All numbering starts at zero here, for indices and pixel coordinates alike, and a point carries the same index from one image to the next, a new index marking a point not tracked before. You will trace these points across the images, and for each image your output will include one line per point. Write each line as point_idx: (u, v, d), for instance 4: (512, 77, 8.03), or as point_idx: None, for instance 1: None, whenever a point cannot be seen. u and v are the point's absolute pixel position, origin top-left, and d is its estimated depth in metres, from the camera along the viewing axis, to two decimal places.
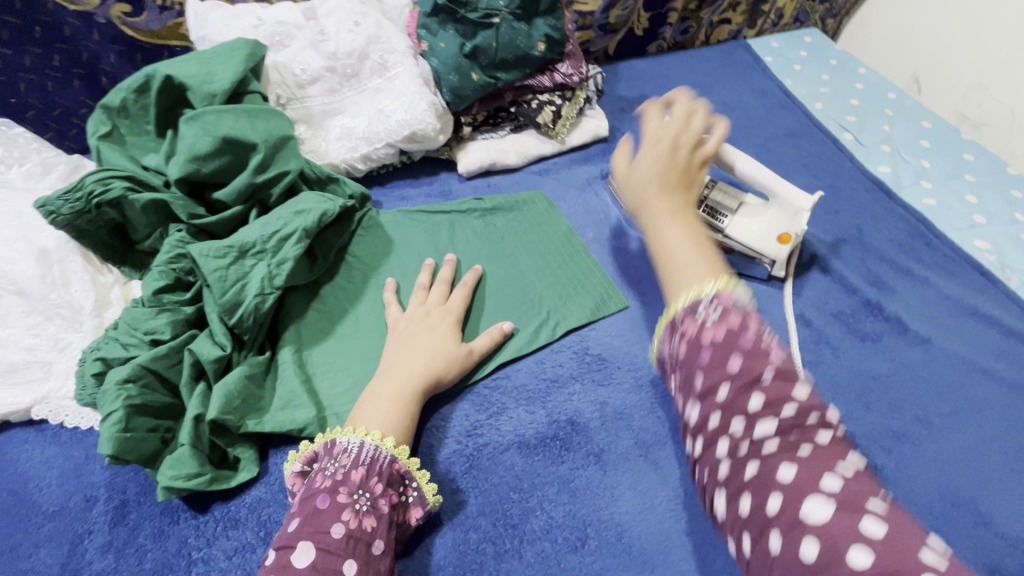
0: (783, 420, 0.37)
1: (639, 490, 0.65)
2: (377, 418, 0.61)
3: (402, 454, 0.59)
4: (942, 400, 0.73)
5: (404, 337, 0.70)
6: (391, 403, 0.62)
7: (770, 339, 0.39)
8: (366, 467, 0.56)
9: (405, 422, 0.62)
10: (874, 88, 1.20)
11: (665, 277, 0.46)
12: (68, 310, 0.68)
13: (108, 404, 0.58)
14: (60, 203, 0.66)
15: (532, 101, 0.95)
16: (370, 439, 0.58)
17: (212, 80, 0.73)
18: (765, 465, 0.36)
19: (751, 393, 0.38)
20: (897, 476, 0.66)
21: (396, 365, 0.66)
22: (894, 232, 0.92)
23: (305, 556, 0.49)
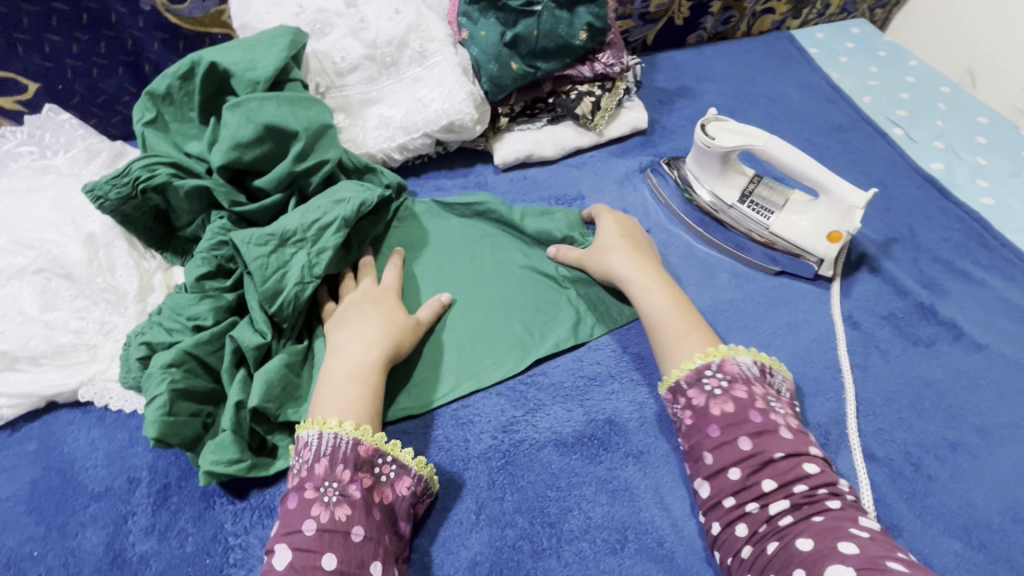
0: (791, 497, 0.54)
1: (680, 493, 0.64)
2: (336, 404, 0.60)
3: (367, 434, 0.58)
4: (1001, 409, 0.69)
5: (350, 315, 0.69)
6: (349, 384, 0.62)
7: (773, 425, 0.58)
8: (328, 457, 0.56)
9: (369, 399, 0.62)
10: (926, 81, 1.15)
11: (672, 338, 0.67)
12: (113, 295, 0.69)
13: (153, 387, 0.60)
14: (109, 188, 0.67)
15: (570, 91, 0.93)
16: (329, 429, 0.57)
17: (255, 67, 0.72)
18: (784, 540, 0.52)
19: (762, 477, 0.56)
20: (952, 488, 0.63)
21: (341, 347, 0.65)
22: (949, 231, 0.88)
23: (283, 558, 0.52)
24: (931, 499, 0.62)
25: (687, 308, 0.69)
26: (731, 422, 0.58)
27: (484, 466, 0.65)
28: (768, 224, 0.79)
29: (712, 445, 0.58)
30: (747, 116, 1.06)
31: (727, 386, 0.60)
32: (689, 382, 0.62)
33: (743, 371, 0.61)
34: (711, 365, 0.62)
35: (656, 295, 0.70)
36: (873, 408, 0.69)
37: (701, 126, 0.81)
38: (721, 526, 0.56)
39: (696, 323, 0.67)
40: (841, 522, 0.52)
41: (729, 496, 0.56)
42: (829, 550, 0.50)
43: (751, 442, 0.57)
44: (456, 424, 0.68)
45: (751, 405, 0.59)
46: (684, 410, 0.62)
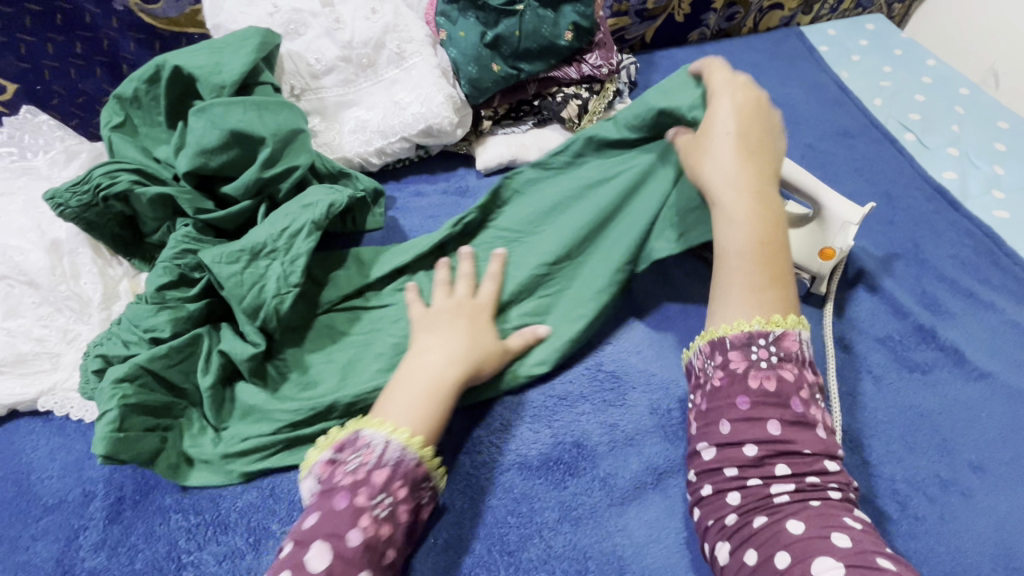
0: (799, 483, 0.50)
1: (646, 521, 0.61)
2: (406, 414, 0.56)
3: (429, 457, 0.55)
4: (1001, 444, 0.64)
5: (435, 323, 0.65)
6: (426, 399, 0.58)
7: (811, 418, 0.52)
8: (391, 468, 0.53)
9: (438, 420, 0.58)
10: (943, 82, 1.08)
11: (739, 287, 0.58)
12: (77, 302, 0.68)
13: (103, 403, 0.59)
14: (68, 195, 0.66)
15: (556, 94, 0.89)
16: (398, 438, 0.54)
17: (221, 71, 0.70)
18: (775, 520, 0.49)
19: (778, 461, 0.51)
20: (942, 530, 0.58)
21: (421, 356, 0.61)
22: (957, 247, 0.82)
23: (320, 560, 0.48)
24: (917, 542, 0.58)
25: (773, 256, 0.58)
26: (768, 401, 0.52)
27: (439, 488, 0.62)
28: None
29: (735, 417, 0.53)
30: None
31: (777, 363, 0.54)
32: (734, 343, 0.55)
33: (800, 354, 0.55)
34: (768, 335, 0.55)
35: (739, 229, 0.59)
36: (862, 439, 0.64)
37: None
38: (711, 489, 0.53)
39: (775, 281, 0.57)
40: (837, 512, 0.49)
41: (734, 466, 0.52)
42: (820, 538, 0.46)
43: (782, 428, 0.52)
44: None
45: (795, 391, 0.53)
46: (717, 369, 0.56)
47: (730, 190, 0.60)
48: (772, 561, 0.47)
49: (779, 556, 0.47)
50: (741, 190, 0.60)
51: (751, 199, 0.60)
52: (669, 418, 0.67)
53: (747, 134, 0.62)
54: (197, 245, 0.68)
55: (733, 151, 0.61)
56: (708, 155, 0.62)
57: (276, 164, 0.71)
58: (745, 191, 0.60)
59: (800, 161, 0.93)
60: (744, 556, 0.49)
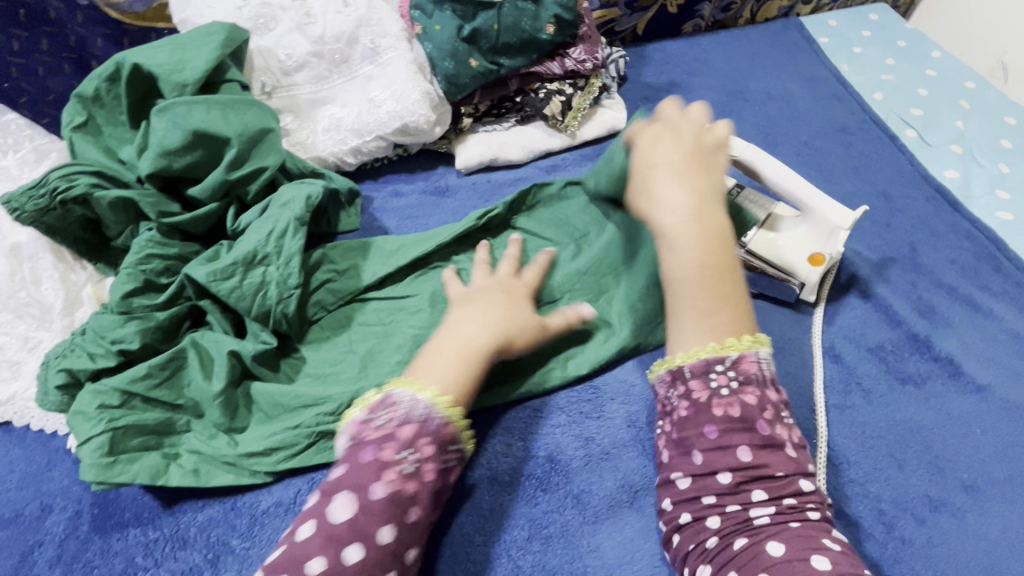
0: (777, 504, 0.50)
1: (619, 540, 0.58)
2: (437, 375, 0.55)
3: (456, 416, 0.53)
4: (995, 462, 0.61)
5: (474, 296, 0.64)
6: (459, 361, 0.56)
7: (781, 437, 0.52)
8: (416, 425, 0.51)
9: (471, 384, 0.55)
10: (948, 75, 1.03)
11: (686, 314, 0.56)
12: (38, 309, 0.66)
13: (89, 429, 0.57)
14: (24, 200, 0.64)
15: (539, 90, 0.86)
16: (425, 397, 0.52)
17: (183, 68, 0.68)
18: (758, 545, 0.47)
19: (755, 486, 0.50)
20: (930, 554, 0.56)
21: (461, 320, 0.60)
22: (956, 252, 0.79)
23: (343, 512, 0.47)
24: (903, 568, 0.55)
25: (717, 277, 0.56)
26: (735, 426, 0.52)
27: None
28: (744, 243, 0.70)
29: (706, 446, 0.52)
30: (740, 114, 0.97)
31: (737, 388, 0.53)
32: (693, 371, 0.55)
33: (759, 374, 0.54)
34: (724, 361, 0.54)
35: (679, 255, 0.57)
36: (847, 456, 0.61)
37: None
38: (690, 517, 0.51)
39: (721, 304, 0.56)
40: (816, 534, 0.48)
41: (712, 493, 0.51)
42: (802, 562, 0.45)
43: (752, 453, 0.51)
44: None
45: (759, 413, 0.52)
46: (681, 398, 0.55)
47: (666, 215, 0.58)
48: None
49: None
50: (679, 213, 0.58)
51: (692, 220, 0.57)
52: (648, 432, 0.65)
53: (680, 156, 0.60)
54: (162, 249, 0.66)
55: (664, 177, 0.59)
56: (643, 183, 0.60)
57: (246, 165, 0.69)
58: (683, 214, 0.57)
59: (794, 159, 0.89)
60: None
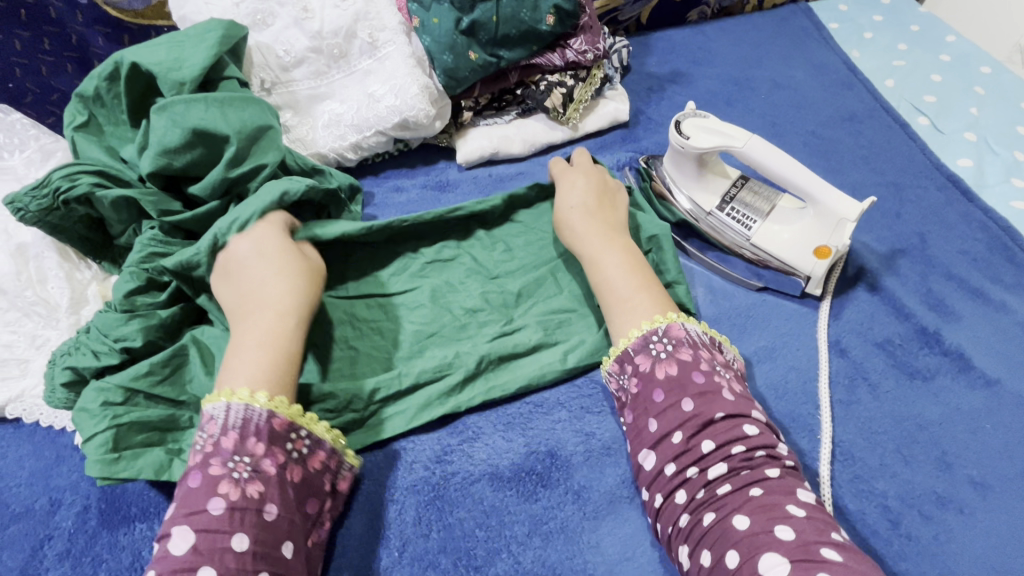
0: (730, 464, 0.49)
1: (621, 536, 0.58)
2: (245, 373, 0.54)
3: (281, 405, 0.52)
4: (1006, 459, 0.60)
5: (239, 270, 0.61)
6: (263, 351, 0.55)
7: (720, 389, 0.53)
8: (238, 430, 0.50)
9: (284, 367, 0.55)
10: (963, 60, 1.00)
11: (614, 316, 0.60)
12: (44, 308, 0.67)
13: (92, 425, 0.57)
14: (28, 200, 0.64)
15: (540, 82, 0.85)
16: (237, 401, 0.51)
17: (181, 66, 0.68)
18: (722, 517, 0.47)
19: (706, 445, 0.50)
20: (935, 552, 0.55)
21: (254, 306, 0.58)
22: (968, 243, 0.77)
23: (183, 542, 0.46)
24: (908, 565, 0.54)
25: (642, 280, 0.61)
26: (675, 386, 0.53)
27: (412, 500, 0.59)
28: (748, 235, 0.71)
29: (657, 412, 0.53)
30: (746, 104, 0.95)
31: (673, 350, 0.55)
32: (636, 350, 0.56)
33: (690, 337, 0.56)
34: (658, 332, 0.56)
35: (600, 268, 0.62)
36: (852, 452, 0.60)
37: (676, 122, 0.71)
38: (661, 497, 0.51)
39: (643, 287, 0.60)
40: (782, 501, 0.47)
41: (671, 463, 0.51)
42: (765, 530, 0.45)
43: (695, 403, 0.52)
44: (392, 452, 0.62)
45: (696, 366, 0.54)
46: (630, 379, 0.56)
47: (584, 242, 0.64)
48: (724, 562, 0.45)
49: (729, 556, 0.45)
50: (594, 238, 0.64)
51: (609, 243, 0.64)
52: None
53: (588, 197, 0.68)
54: (165, 248, 0.66)
55: (574, 212, 0.67)
56: (562, 223, 0.67)
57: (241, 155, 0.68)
58: (596, 240, 0.64)
59: (802, 149, 0.88)
60: (701, 558, 0.47)
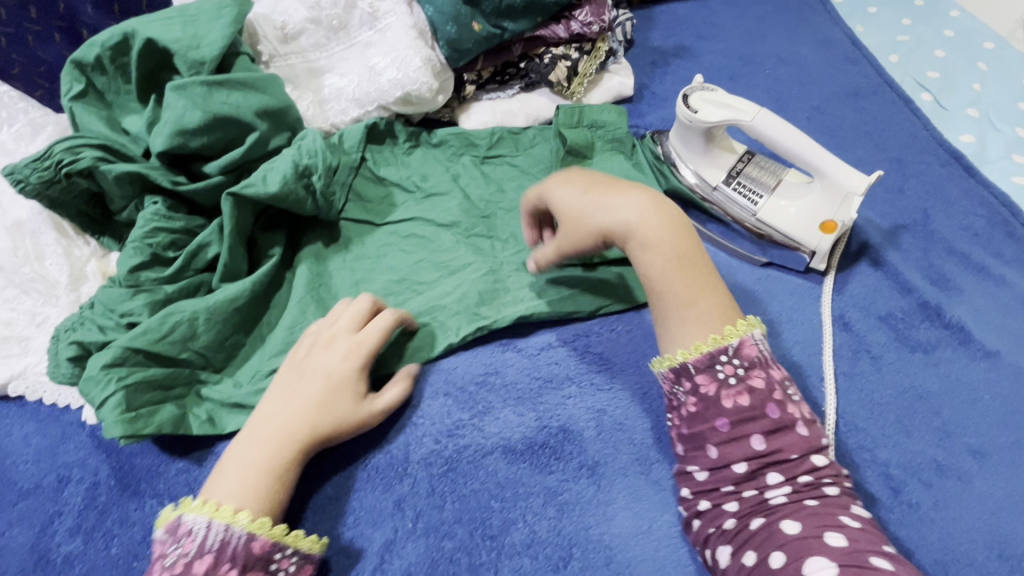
0: (791, 484, 0.49)
1: (636, 511, 0.58)
2: (234, 486, 0.52)
3: (264, 526, 0.50)
4: (1004, 428, 0.61)
5: (296, 382, 0.58)
6: (260, 476, 0.53)
7: (792, 417, 0.51)
8: (214, 553, 0.48)
9: (274, 496, 0.53)
10: (967, 35, 0.99)
11: (681, 314, 0.55)
12: (43, 285, 0.66)
13: (101, 390, 0.57)
14: (28, 171, 0.62)
15: (544, 55, 0.83)
16: (219, 520, 0.49)
17: (200, 44, 0.66)
18: (775, 526, 0.47)
19: (770, 471, 0.50)
20: (935, 518, 0.56)
21: (274, 420, 0.55)
22: (970, 218, 0.77)
23: None
24: (908, 530, 0.56)
25: (694, 264, 0.56)
26: (745, 416, 0.50)
27: (426, 473, 0.59)
28: (753, 210, 0.71)
29: (719, 439, 0.51)
30: (750, 79, 0.94)
31: (745, 374, 0.52)
32: (699, 367, 0.53)
33: (761, 356, 0.53)
34: (727, 351, 0.52)
35: (649, 250, 0.56)
36: (857, 424, 0.61)
37: (683, 96, 0.71)
38: (709, 504, 0.52)
39: (703, 291, 0.55)
40: (835, 511, 0.47)
41: (728, 483, 0.51)
42: (815, 538, 0.45)
43: (766, 440, 0.50)
44: (404, 425, 0.62)
45: (769, 396, 0.51)
46: (687, 394, 0.53)
47: (625, 226, 0.57)
48: (768, 562, 0.46)
49: (775, 556, 0.46)
50: (640, 213, 0.57)
51: (657, 226, 0.56)
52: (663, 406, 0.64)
53: (604, 179, 0.61)
54: (168, 223, 0.65)
55: (593, 200, 0.59)
56: (591, 206, 0.58)
57: (238, 93, 0.67)
58: (640, 218, 0.57)
59: (805, 125, 0.87)
60: (746, 560, 0.47)
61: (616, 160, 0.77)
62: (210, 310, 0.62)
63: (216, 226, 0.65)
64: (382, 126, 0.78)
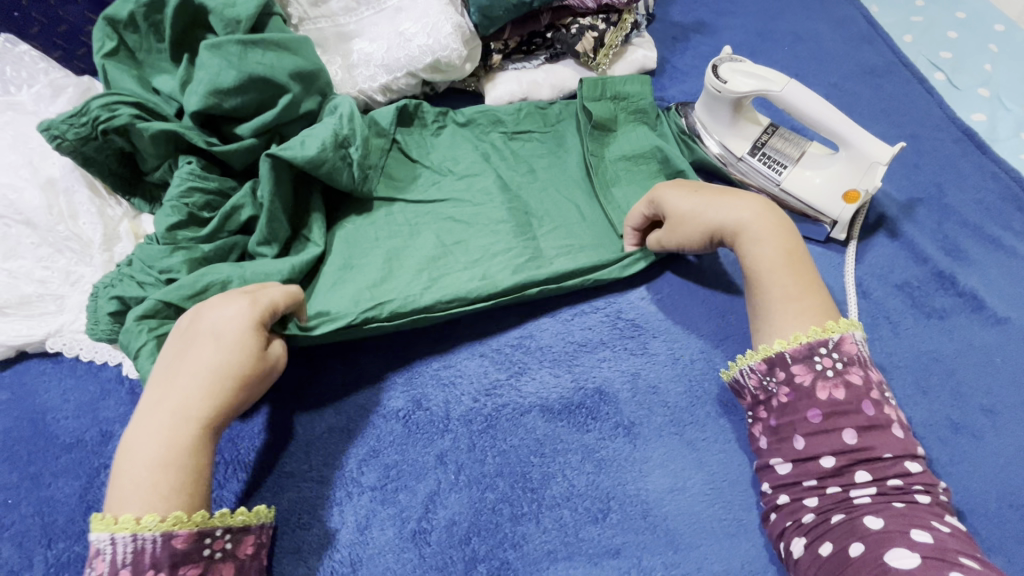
0: (882, 486, 0.49)
1: (671, 468, 0.60)
2: (132, 491, 0.47)
3: (180, 519, 0.46)
4: (1015, 389, 0.65)
5: (174, 362, 0.52)
6: (157, 471, 0.47)
7: (891, 420, 0.50)
8: (132, 565, 0.45)
9: (184, 489, 0.48)
10: (979, 17, 1.01)
11: (783, 305, 0.56)
12: (77, 243, 0.66)
13: (135, 340, 0.58)
14: (65, 127, 0.62)
15: (571, 25, 0.84)
16: (122, 532, 0.45)
17: (236, 3, 0.66)
18: (858, 521, 0.47)
19: (859, 469, 0.49)
20: (951, 471, 0.60)
21: (157, 409, 0.49)
22: (982, 193, 0.80)
23: None
24: None
25: (803, 261, 0.58)
26: (838, 410, 0.51)
27: (462, 428, 0.61)
28: (778, 180, 0.73)
29: (808, 430, 0.51)
30: (769, 56, 0.95)
31: (842, 369, 0.52)
32: (795, 357, 0.53)
33: (860, 355, 0.53)
34: (827, 344, 0.53)
35: (761, 244, 0.58)
36: None
37: (713, 66, 0.72)
38: (788, 498, 0.52)
39: (808, 288, 0.56)
40: (924, 514, 0.47)
41: (811, 479, 0.51)
42: (899, 534, 0.45)
43: (858, 436, 0.50)
44: (440, 383, 0.64)
45: (866, 394, 0.51)
46: (779, 385, 0.54)
47: (737, 226, 0.60)
48: (846, 552, 0.46)
49: (854, 547, 0.46)
50: (757, 216, 0.59)
51: (770, 227, 0.59)
52: (694, 368, 0.66)
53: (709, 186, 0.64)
54: (202, 182, 0.65)
55: (705, 199, 0.62)
56: (706, 208, 0.61)
57: (272, 53, 0.67)
58: (755, 220, 0.59)
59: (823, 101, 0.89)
60: (821, 550, 0.48)
61: (640, 129, 0.78)
62: (244, 278, 0.61)
63: (249, 189, 0.66)
64: (411, 107, 0.78)
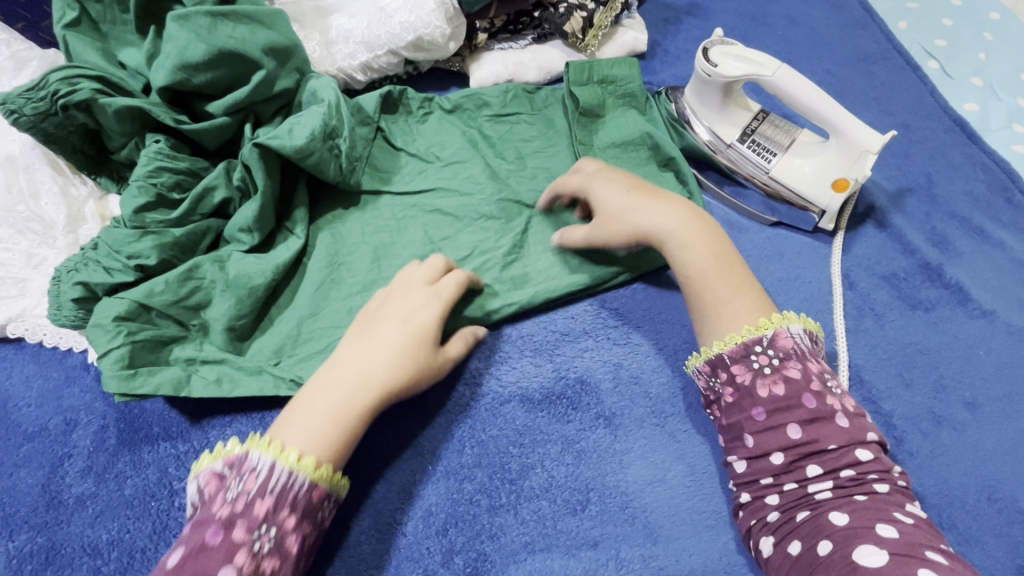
0: (838, 481, 0.47)
1: (651, 460, 0.60)
2: (303, 428, 0.49)
3: (324, 476, 0.48)
4: (997, 381, 0.64)
5: (372, 324, 0.55)
6: (327, 421, 0.50)
7: (837, 409, 0.49)
8: (275, 495, 0.46)
9: (345, 445, 0.50)
10: (974, 5, 1.00)
11: (714, 311, 0.55)
12: (39, 224, 0.64)
13: (107, 340, 0.55)
14: (22, 101, 0.59)
15: (559, 4, 0.81)
16: (285, 463, 0.47)
17: None
18: (822, 518, 0.46)
19: (810, 463, 0.48)
20: (930, 464, 0.59)
21: (350, 363, 0.53)
22: (972, 184, 0.79)
23: None
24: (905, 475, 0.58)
25: (729, 261, 0.57)
26: (781, 406, 0.50)
27: (443, 414, 0.60)
28: (767, 168, 0.71)
29: (755, 429, 0.50)
30: (762, 40, 0.93)
31: (780, 364, 0.51)
32: (733, 358, 0.53)
33: (797, 346, 0.52)
34: (761, 341, 0.52)
35: (688, 251, 0.57)
36: (862, 377, 0.64)
37: (703, 49, 0.70)
38: (749, 497, 0.51)
39: (738, 287, 0.55)
40: (885, 506, 0.46)
41: (767, 477, 0.50)
42: (865, 529, 0.44)
43: (802, 430, 0.49)
44: None
45: (806, 386, 0.50)
46: (724, 386, 0.53)
47: (661, 229, 0.58)
48: (814, 551, 0.45)
49: (822, 545, 0.45)
50: (686, 218, 0.59)
51: (693, 234, 0.58)
52: (677, 359, 0.65)
53: (632, 184, 0.63)
54: (171, 162, 0.62)
55: (633, 201, 0.61)
56: (637, 207, 0.60)
57: (243, 26, 0.63)
58: (681, 223, 0.58)
59: None
60: (790, 550, 0.47)
61: (628, 115, 0.76)
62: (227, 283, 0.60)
63: (222, 170, 0.63)
64: (395, 94, 0.75)
